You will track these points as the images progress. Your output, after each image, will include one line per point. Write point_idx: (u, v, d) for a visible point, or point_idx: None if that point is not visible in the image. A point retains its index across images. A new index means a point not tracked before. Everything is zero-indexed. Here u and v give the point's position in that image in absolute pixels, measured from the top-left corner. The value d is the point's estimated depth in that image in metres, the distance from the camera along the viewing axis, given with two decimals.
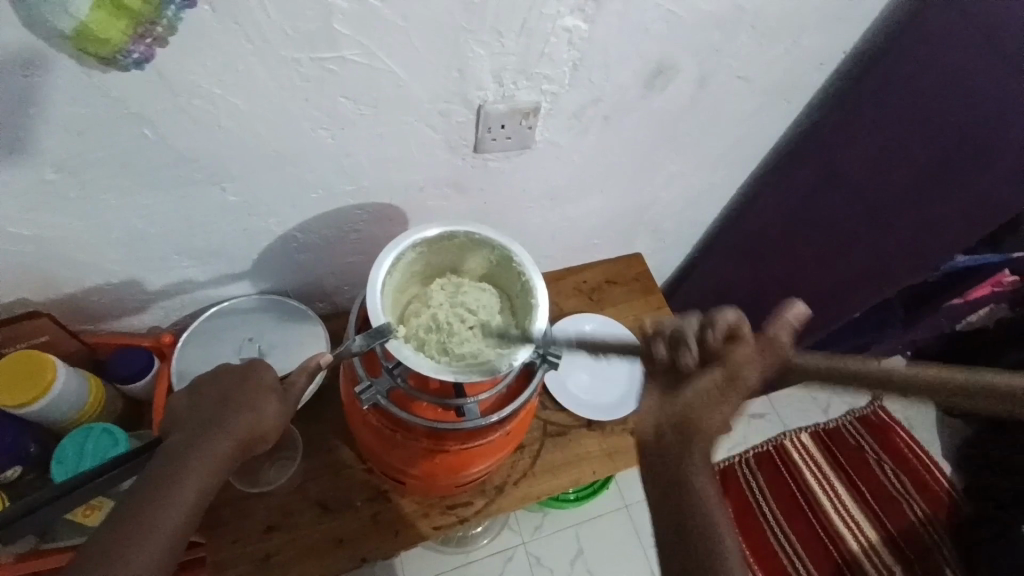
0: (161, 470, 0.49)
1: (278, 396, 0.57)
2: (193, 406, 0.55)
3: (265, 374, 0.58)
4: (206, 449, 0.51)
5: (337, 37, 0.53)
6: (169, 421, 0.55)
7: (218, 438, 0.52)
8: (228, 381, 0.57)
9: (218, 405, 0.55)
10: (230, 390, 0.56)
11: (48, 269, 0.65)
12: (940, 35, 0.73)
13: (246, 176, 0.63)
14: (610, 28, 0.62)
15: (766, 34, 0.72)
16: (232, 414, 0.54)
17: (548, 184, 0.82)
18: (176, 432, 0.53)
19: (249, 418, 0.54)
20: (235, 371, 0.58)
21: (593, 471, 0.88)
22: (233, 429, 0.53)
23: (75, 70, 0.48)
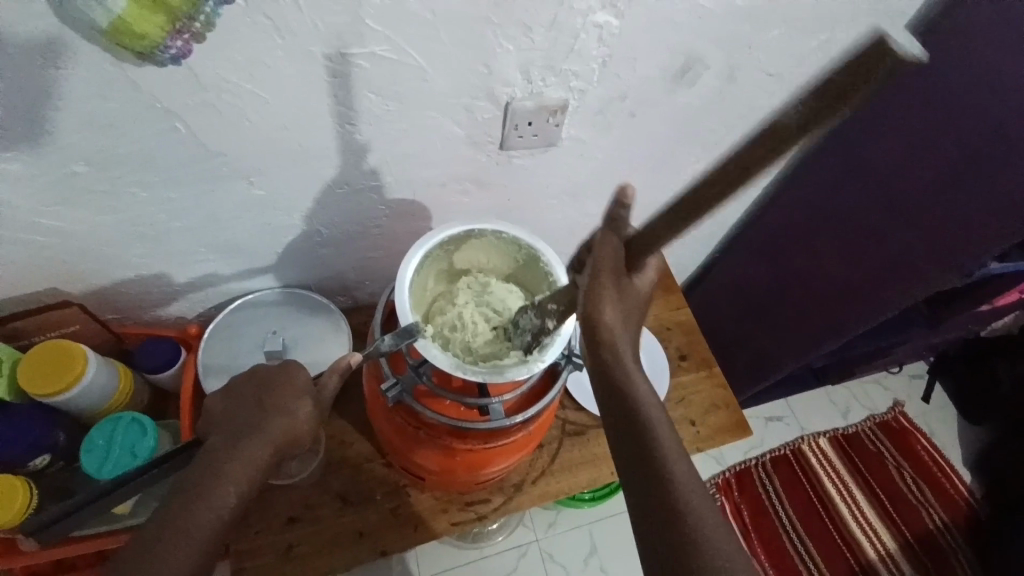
0: (199, 473, 0.50)
1: (311, 398, 0.57)
2: (229, 407, 0.55)
3: (299, 377, 0.57)
4: (242, 453, 0.51)
5: (366, 33, 0.53)
6: (208, 420, 0.56)
7: (254, 443, 0.52)
8: (264, 381, 0.57)
9: (253, 407, 0.55)
10: (266, 392, 0.55)
11: (77, 261, 0.66)
12: (978, 35, 0.71)
13: (272, 172, 0.64)
14: (639, 24, 0.61)
15: (796, 34, 0.70)
16: (268, 418, 0.54)
17: (570, 183, 0.82)
18: (214, 433, 0.53)
19: (283, 423, 0.54)
20: (271, 371, 0.58)
21: (612, 471, 0.88)
22: (269, 434, 0.53)
23: (107, 64, 0.48)
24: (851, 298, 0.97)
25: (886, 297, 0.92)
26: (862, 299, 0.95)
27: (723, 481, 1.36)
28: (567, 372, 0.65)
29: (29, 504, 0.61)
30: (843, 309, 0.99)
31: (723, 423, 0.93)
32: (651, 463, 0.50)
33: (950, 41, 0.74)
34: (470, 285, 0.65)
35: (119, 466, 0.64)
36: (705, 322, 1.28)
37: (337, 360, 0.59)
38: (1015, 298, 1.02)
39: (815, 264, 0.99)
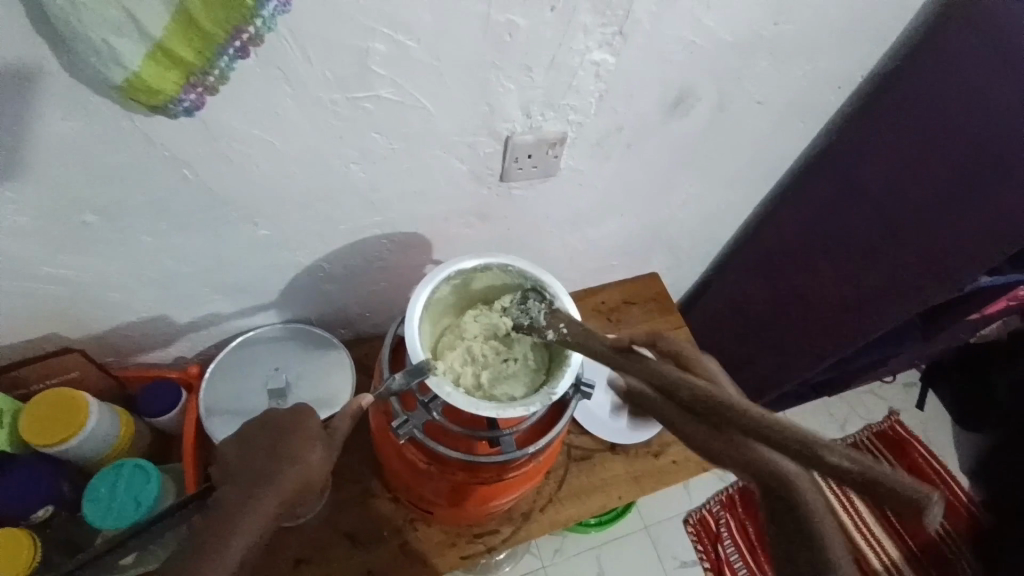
0: (210, 525, 0.48)
1: (324, 442, 0.56)
2: (239, 455, 0.54)
3: (310, 421, 0.57)
4: (256, 502, 0.50)
5: (372, 77, 0.54)
6: (218, 468, 0.54)
7: (266, 491, 0.50)
8: (276, 426, 0.56)
9: (264, 455, 0.54)
10: (278, 439, 0.55)
11: (80, 307, 0.65)
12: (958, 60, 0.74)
13: (277, 213, 0.64)
14: (635, 60, 0.63)
15: (783, 64, 0.73)
16: (281, 465, 0.53)
17: (570, 212, 0.83)
18: (225, 482, 0.52)
19: (296, 469, 0.53)
20: (283, 416, 0.58)
21: (620, 495, 0.88)
22: (281, 482, 0.52)
23: (118, 116, 0.48)
24: (846, 313, 0.99)
25: (881, 315, 0.94)
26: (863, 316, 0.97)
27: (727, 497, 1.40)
28: (576, 401, 0.64)
29: (34, 559, 0.59)
30: (844, 328, 1.01)
31: None
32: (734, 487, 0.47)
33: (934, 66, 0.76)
34: (476, 314, 0.65)
35: (124, 514, 0.63)
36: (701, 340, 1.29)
37: (348, 402, 0.60)
38: (1002, 307, 1.05)
39: (810, 283, 1.01)
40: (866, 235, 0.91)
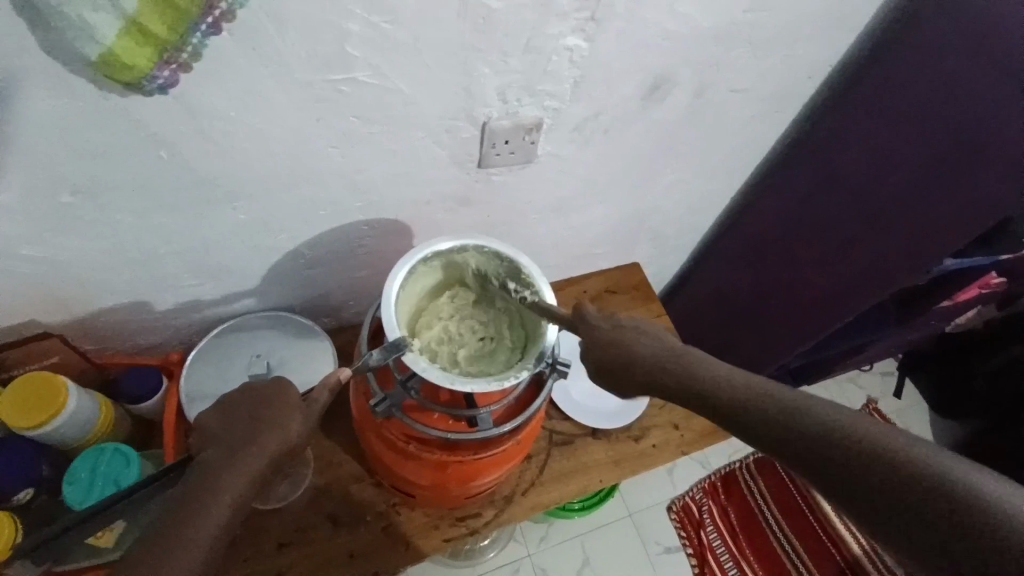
0: (194, 487, 0.49)
1: (302, 414, 0.56)
2: (222, 425, 0.55)
3: (290, 393, 0.58)
4: (238, 468, 0.51)
5: (349, 59, 0.55)
6: (201, 437, 0.55)
7: (245, 460, 0.52)
8: (257, 398, 0.57)
9: (246, 424, 0.55)
10: (258, 411, 0.55)
11: (60, 291, 0.65)
12: (933, 45, 0.75)
13: (258, 196, 0.65)
14: (610, 47, 0.65)
15: (755, 52, 0.75)
16: (263, 433, 0.54)
17: (550, 199, 0.84)
18: (209, 448, 0.53)
19: (276, 437, 0.54)
20: (264, 388, 0.58)
21: (601, 478, 0.90)
22: (262, 450, 0.53)
23: (95, 95, 0.49)
24: (826, 298, 1.01)
25: (852, 297, 0.98)
26: (833, 301, 1.01)
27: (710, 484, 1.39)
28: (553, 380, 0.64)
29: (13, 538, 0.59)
30: (813, 314, 1.05)
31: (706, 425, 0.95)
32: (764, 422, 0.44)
33: (904, 53, 0.78)
34: (450, 298, 0.67)
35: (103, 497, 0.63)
36: (684, 329, 1.31)
37: (326, 375, 0.58)
38: (975, 294, 1.07)
39: (787, 269, 1.04)
40: (840, 220, 0.93)
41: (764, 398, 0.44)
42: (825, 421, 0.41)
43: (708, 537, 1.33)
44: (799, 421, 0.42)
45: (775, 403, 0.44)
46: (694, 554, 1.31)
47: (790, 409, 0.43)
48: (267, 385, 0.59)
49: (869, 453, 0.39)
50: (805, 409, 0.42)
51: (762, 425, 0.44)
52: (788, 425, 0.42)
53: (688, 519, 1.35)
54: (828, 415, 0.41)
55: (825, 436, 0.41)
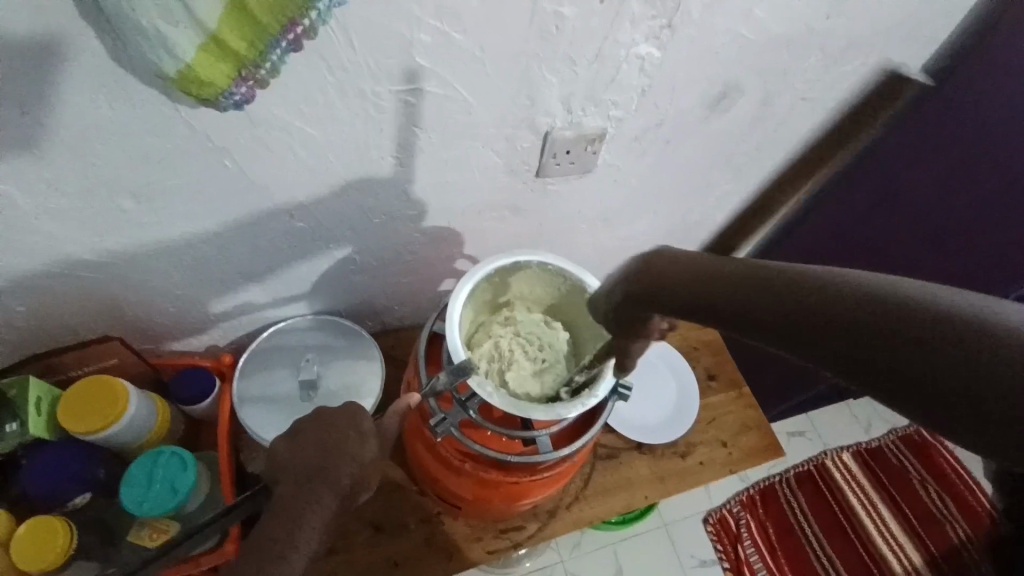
0: (262, 528, 0.48)
1: (376, 439, 0.57)
2: (294, 451, 0.54)
3: (362, 419, 0.57)
4: (319, 502, 0.50)
5: (414, 68, 0.53)
6: (273, 465, 0.53)
7: (326, 493, 0.51)
8: (327, 423, 0.56)
9: (319, 452, 0.54)
10: (332, 438, 0.54)
11: (119, 291, 0.66)
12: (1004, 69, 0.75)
13: (313, 204, 0.64)
14: (679, 56, 0.62)
15: (832, 60, 0.70)
16: (338, 464, 0.53)
17: (601, 210, 0.82)
18: (280, 479, 0.52)
19: (351, 469, 0.53)
20: (333, 413, 0.57)
21: (645, 495, 0.89)
22: (339, 484, 0.52)
23: (163, 103, 0.48)
24: None
25: None
26: None
27: (747, 498, 1.41)
28: (613, 403, 0.63)
29: (69, 546, 0.60)
30: None
31: (754, 445, 0.94)
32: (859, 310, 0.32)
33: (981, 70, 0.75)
34: (503, 321, 0.66)
35: (159, 504, 0.63)
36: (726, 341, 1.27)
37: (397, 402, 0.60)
38: None
39: None
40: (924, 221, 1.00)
41: (831, 283, 0.34)
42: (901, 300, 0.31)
43: (744, 551, 1.34)
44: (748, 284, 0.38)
45: (770, 270, 0.38)
46: (729, 567, 1.31)
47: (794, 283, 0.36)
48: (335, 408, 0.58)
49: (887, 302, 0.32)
50: (835, 293, 0.34)
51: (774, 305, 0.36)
52: (784, 290, 0.36)
53: (725, 531, 1.35)
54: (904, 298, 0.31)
55: (865, 308, 0.32)
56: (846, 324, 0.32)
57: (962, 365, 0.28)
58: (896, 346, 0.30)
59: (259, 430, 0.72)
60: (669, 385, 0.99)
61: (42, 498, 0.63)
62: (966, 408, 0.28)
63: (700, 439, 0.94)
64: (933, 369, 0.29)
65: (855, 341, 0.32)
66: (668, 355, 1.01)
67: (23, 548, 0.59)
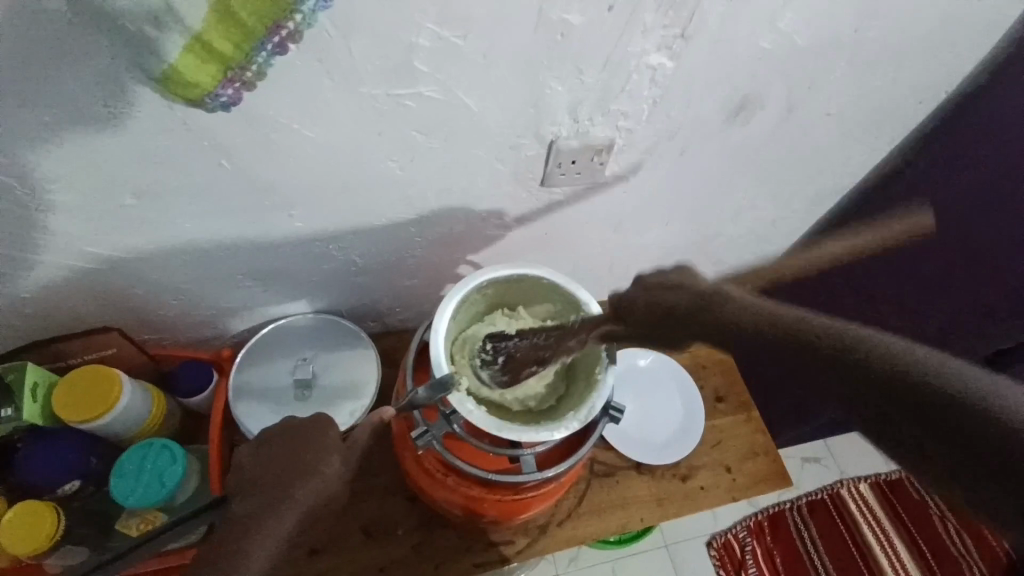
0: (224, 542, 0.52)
1: (341, 455, 0.58)
2: (261, 464, 0.56)
3: (329, 432, 0.58)
4: (273, 520, 0.53)
5: (415, 73, 0.51)
6: (241, 475, 0.56)
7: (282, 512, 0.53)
8: (294, 437, 0.57)
9: (284, 466, 0.55)
10: (296, 456, 0.55)
11: (122, 285, 0.66)
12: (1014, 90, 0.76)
13: (313, 205, 0.63)
14: (694, 67, 0.59)
15: (861, 76, 0.67)
16: (300, 480, 0.55)
17: (612, 221, 0.79)
18: (245, 492, 0.55)
19: (314, 486, 0.55)
20: (301, 425, 0.57)
21: (642, 517, 0.86)
22: (301, 499, 0.54)
23: (161, 103, 0.48)
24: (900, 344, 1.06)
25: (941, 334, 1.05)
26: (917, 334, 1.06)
27: (755, 523, 1.36)
28: (603, 424, 0.61)
29: (56, 530, 0.61)
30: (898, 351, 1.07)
31: (761, 472, 0.91)
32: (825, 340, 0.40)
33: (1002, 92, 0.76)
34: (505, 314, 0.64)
35: (148, 493, 0.64)
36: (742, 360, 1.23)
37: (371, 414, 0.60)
38: None
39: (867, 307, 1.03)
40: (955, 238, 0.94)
41: (815, 327, 0.41)
42: (878, 352, 0.38)
43: None
44: (765, 326, 0.43)
45: (727, 305, 0.45)
46: None
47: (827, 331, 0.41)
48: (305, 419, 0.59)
49: (849, 343, 0.39)
50: (885, 351, 0.38)
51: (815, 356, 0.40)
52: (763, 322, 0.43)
53: (729, 556, 1.31)
54: (925, 357, 0.37)
55: (843, 351, 0.39)
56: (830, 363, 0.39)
57: (915, 407, 0.35)
58: (891, 396, 0.36)
59: (251, 426, 0.72)
60: (675, 404, 0.96)
61: (35, 484, 0.64)
62: (958, 445, 0.33)
63: (703, 462, 0.91)
64: (920, 399, 0.35)
65: (862, 375, 0.37)
66: (675, 373, 0.97)
67: (13, 532, 0.60)
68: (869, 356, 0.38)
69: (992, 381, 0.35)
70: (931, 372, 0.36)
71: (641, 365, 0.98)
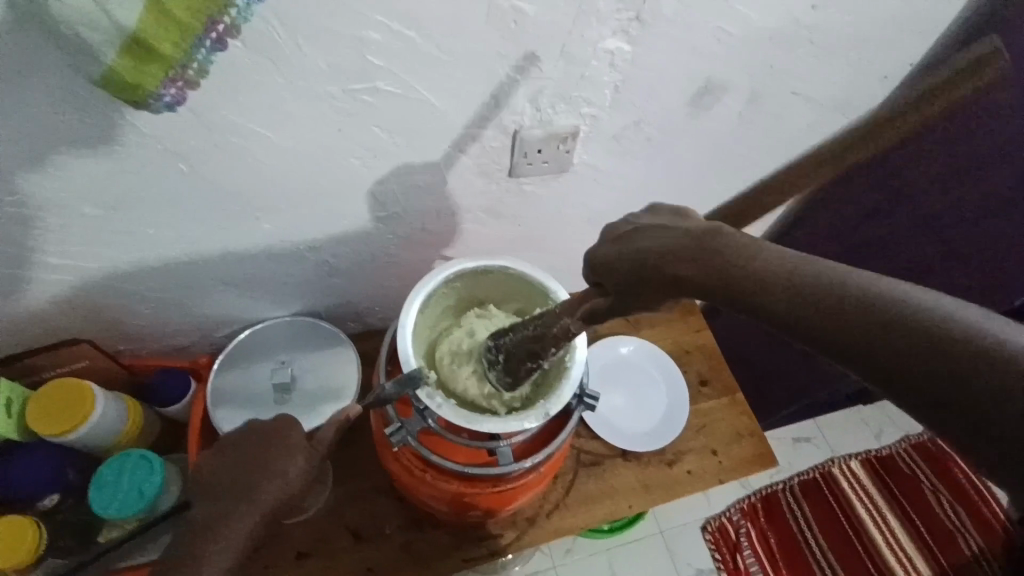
0: (188, 552, 0.50)
1: (307, 454, 0.56)
2: (222, 469, 0.55)
3: (295, 433, 0.56)
4: (235, 528, 0.51)
5: (369, 68, 0.51)
6: (202, 481, 0.55)
7: (245, 518, 0.52)
8: (258, 440, 0.56)
9: (246, 470, 0.54)
10: (259, 458, 0.54)
11: (90, 296, 0.66)
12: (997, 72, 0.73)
13: (279, 208, 0.63)
14: (653, 50, 0.59)
15: (823, 53, 0.67)
16: (264, 481, 0.53)
17: (586, 211, 0.79)
18: (206, 497, 0.54)
19: (276, 488, 0.53)
20: (265, 429, 0.56)
21: (630, 504, 0.86)
22: (263, 502, 0.53)
23: (111, 111, 0.47)
24: None
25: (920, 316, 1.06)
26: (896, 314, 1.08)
27: (749, 506, 1.37)
28: (580, 411, 0.61)
29: (36, 548, 0.60)
30: None
31: (747, 454, 0.91)
32: (854, 298, 0.34)
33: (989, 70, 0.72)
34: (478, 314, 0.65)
35: (127, 506, 0.64)
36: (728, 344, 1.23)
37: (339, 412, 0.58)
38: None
39: None
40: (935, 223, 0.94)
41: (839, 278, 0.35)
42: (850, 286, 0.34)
43: (745, 560, 1.30)
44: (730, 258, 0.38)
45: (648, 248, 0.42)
46: None
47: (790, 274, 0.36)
48: (271, 422, 0.58)
49: (881, 298, 0.33)
50: (822, 274, 0.35)
51: (774, 291, 0.36)
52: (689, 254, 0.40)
53: (725, 539, 1.32)
54: (947, 307, 0.32)
55: (853, 298, 0.34)
56: (845, 315, 0.33)
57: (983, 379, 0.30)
58: (923, 361, 0.31)
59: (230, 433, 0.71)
60: (659, 390, 0.96)
61: (12, 502, 0.64)
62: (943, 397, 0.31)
63: (689, 447, 0.91)
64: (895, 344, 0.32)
65: (851, 316, 0.33)
66: (658, 359, 0.97)
67: None
68: (897, 308, 0.33)
69: (979, 313, 0.32)
70: (940, 319, 0.32)
71: (623, 353, 0.98)
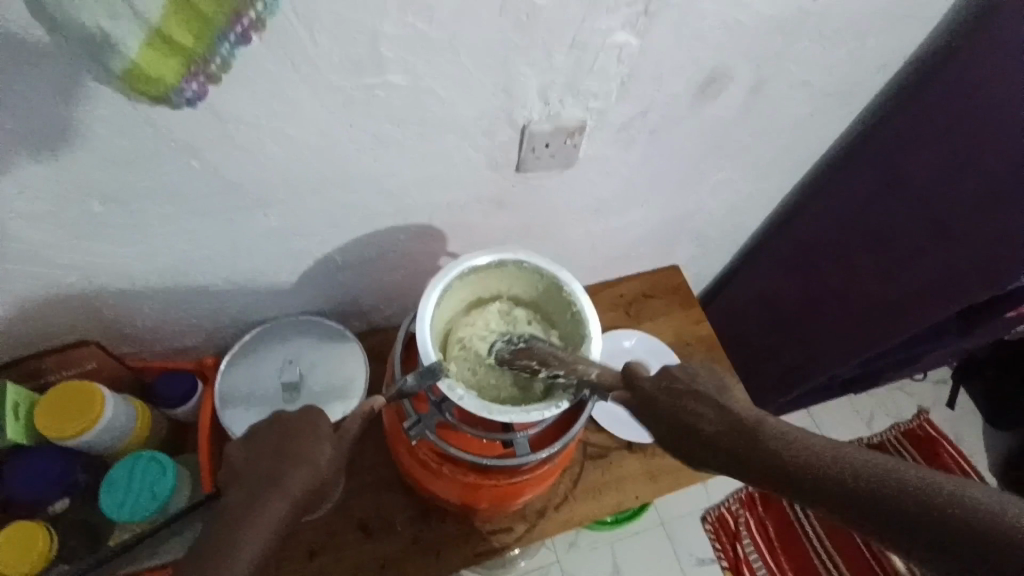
0: (217, 540, 0.47)
1: (333, 443, 0.55)
2: (248, 459, 0.53)
3: (321, 422, 0.56)
4: (264, 513, 0.49)
5: (384, 61, 0.51)
6: (230, 472, 0.53)
7: (274, 503, 0.50)
8: (284, 430, 0.55)
9: (273, 458, 0.53)
10: (288, 445, 0.53)
11: (97, 295, 0.65)
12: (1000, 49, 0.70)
13: (289, 203, 0.63)
14: (660, 41, 0.60)
15: (822, 46, 0.69)
16: (290, 468, 0.52)
17: (589, 204, 0.80)
18: (231, 489, 0.51)
19: (305, 473, 0.52)
20: (292, 419, 0.56)
21: (637, 494, 0.87)
22: (290, 487, 0.51)
23: (125, 104, 0.47)
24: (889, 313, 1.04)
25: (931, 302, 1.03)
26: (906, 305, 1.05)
27: (747, 496, 1.38)
28: (593, 403, 0.61)
29: (50, 551, 0.60)
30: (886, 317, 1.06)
31: None
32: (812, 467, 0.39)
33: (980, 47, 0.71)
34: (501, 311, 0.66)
35: (139, 506, 0.63)
36: (725, 334, 1.25)
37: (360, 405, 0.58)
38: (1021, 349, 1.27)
39: None
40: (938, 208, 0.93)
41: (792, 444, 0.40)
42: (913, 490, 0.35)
43: (744, 549, 1.32)
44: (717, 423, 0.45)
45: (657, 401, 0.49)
46: (728, 566, 1.30)
47: (829, 456, 0.38)
48: (296, 414, 0.57)
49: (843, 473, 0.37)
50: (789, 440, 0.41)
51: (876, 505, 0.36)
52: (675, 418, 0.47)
53: (724, 530, 1.33)
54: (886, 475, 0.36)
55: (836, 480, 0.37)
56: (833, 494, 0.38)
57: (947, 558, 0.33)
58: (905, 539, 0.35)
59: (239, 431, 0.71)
60: None
61: (21, 505, 0.63)
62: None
63: None
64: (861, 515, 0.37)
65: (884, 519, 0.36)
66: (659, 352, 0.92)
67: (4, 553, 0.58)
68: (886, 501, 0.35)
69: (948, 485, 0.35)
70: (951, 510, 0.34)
71: (624, 346, 0.92)
